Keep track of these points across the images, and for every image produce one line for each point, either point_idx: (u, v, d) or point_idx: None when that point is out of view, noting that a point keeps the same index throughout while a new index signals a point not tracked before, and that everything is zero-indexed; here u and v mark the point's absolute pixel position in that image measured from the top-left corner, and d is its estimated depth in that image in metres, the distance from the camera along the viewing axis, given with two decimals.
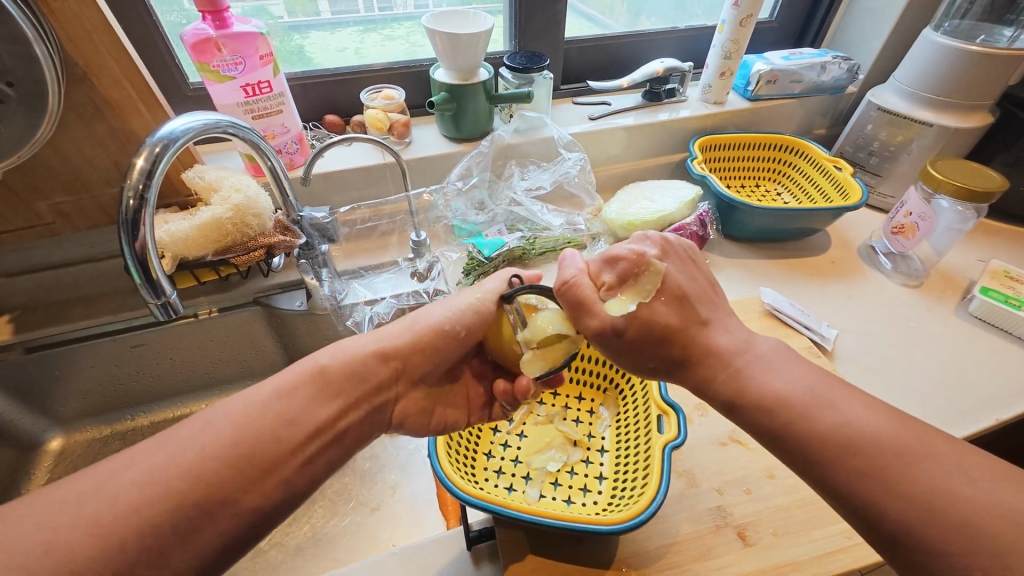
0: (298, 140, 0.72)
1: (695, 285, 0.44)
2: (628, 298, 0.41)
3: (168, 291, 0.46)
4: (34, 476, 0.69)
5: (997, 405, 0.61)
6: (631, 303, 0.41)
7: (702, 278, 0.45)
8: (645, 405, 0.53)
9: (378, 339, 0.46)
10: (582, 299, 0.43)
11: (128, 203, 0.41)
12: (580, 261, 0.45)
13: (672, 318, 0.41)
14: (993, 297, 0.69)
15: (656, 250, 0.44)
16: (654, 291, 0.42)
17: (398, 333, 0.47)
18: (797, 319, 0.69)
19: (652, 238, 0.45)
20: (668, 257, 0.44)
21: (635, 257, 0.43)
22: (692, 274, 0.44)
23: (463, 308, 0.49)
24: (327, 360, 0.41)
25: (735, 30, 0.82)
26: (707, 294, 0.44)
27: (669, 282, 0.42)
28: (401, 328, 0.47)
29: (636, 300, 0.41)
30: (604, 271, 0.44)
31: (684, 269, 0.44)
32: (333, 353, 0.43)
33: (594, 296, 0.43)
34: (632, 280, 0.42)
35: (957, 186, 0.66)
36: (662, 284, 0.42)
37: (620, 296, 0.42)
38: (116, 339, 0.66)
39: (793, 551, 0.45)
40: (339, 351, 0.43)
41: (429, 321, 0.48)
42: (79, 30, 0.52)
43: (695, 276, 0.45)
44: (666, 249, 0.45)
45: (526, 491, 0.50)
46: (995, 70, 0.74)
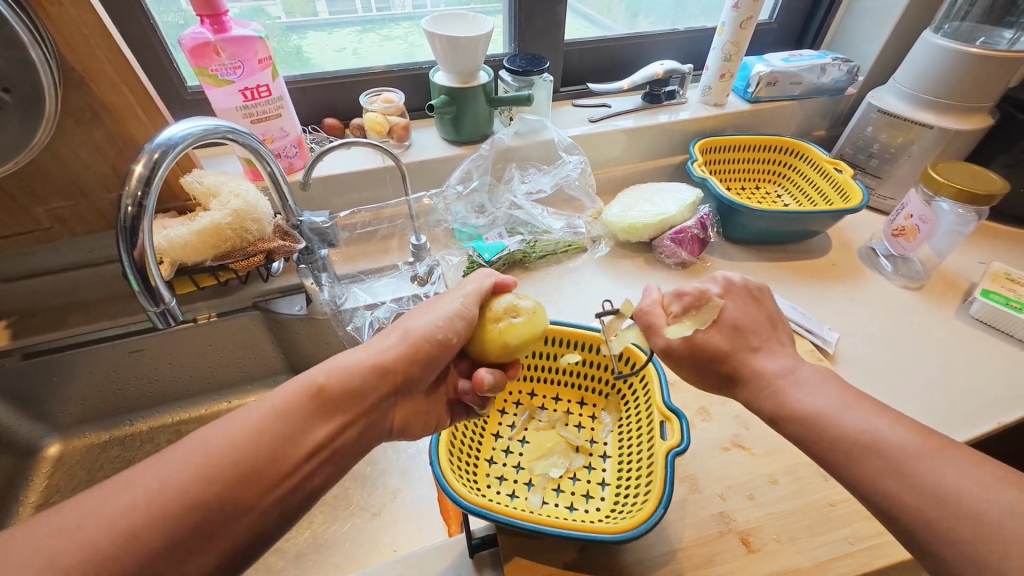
0: (297, 144, 0.71)
1: (756, 321, 0.44)
2: (687, 324, 0.44)
3: (167, 298, 0.46)
4: (32, 483, 0.68)
5: (999, 409, 0.61)
6: (688, 330, 0.44)
7: (762, 316, 0.45)
8: (647, 411, 0.53)
9: (368, 349, 0.45)
10: (650, 323, 0.46)
11: (126, 209, 0.40)
12: (655, 290, 0.48)
13: (723, 343, 0.43)
14: (995, 300, 0.69)
15: (721, 288, 0.46)
16: (712, 322, 0.44)
17: (389, 342, 0.46)
18: (798, 322, 0.69)
19: (721, 278, 0.47)
20: (730, 295, 0.45)
21: (700, 293, 0.46)
22: (754, 313, 0.45)
23: (455, 317, 0.48)
24: (323, 379, 0.40)
25: (735, 32, 0.82)
26: (765, 329, 0.44)
27: (726, 315, 0.44)
28: (395, 339, 0.46)
29: (693, 327, 0.44)
30: (673, 302, 0.46)
31: (746, 306, 0.45)
32: (328, 368, 0.42)
33: (657, 321, 0.46)
34: (694, 311, 0.45)
35: (957, 189, 0.66)
36: (719, 317, 0.44)
37: (681, 322, 0.45)
38: (115, 344, 0.66)
39: (796, 557, 0.45)
40: (332, 367, 0.42)
41: (419, 331, 0.46)
42: (76, 35, 0.51)
43: (756, 313, 0.45)
44: (731, 288, 0.46)
45: (528, 497, 0.50)
46: (994, 72, 0.74)
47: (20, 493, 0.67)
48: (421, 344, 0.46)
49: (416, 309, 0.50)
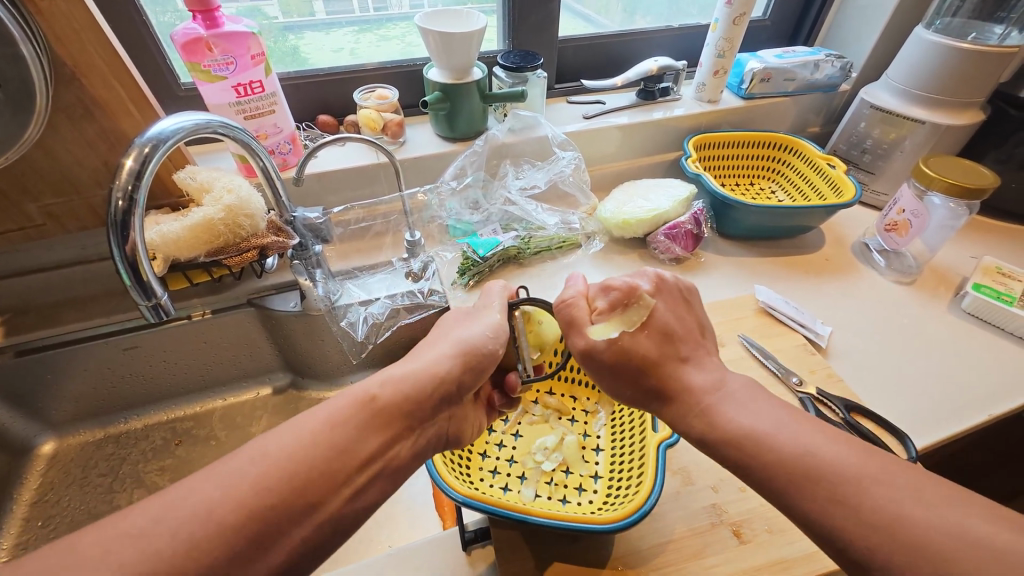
0: (291, 140, 0.71)
1: (682, 325, 0.45)
2: (614, 325, 0.44)
3: (159, 293, 0.46)
4: (26, 480, 0.68)
5: (990, 401, 0.61)
6: (614, 330, 0.44)
7: (691, 320, 0.46)
8: (640, 404, 0.53)
9: (415, 359, 0.44)
10: (574, 319, 0.45)
11: (117, 204, 0.40)
12: (581, 284, 0.49)
13: (652, 349, 0.43)
14: (986, 293, 0.70)
15: (651, 286, 0.46)
16: (640, 322, 0.43)
17: (435, 352, 0.45)
18: (792, 317, 0.69)
19: (649, 273, 0.47)
20: (659, 295, 0.46)
21: (628, 290, 0.45)
22: (683, 316, 0.46)
23: (498, 327, 0.47)
24: (378, 389, 0.40)
25: (729, 29, 0.82)
26: (693, 336, 0.45)
27: (656, 318, 0.44)
28: (442, 350, 0.44)
29: (620, 328, 0.43)
30: (599, 298, 0.46)
31: (673, 308, 0.46)
32: (380, 381, 0.41)
33: (586, 319, 0.45)
34: (620, 309, 0.45)
35: (949, 183, 0.66)
36: (649, 319, 0.43)
37: (607, 322, 0.45)
38: (107, 341, 0.66)
39: (787, 548, 0.45)
40: (383, 378, 0.41)
41: (467, 341, 0.45)
42: (67, 29, 0.51)
43: (684, 316, 0.46)
44: (660, 286, 0.46)
45: (521, 490, 0.50)
46: (985, 68, 0.74)
47: (14, 491, 0.66)
48: (473, 352, 0.45)
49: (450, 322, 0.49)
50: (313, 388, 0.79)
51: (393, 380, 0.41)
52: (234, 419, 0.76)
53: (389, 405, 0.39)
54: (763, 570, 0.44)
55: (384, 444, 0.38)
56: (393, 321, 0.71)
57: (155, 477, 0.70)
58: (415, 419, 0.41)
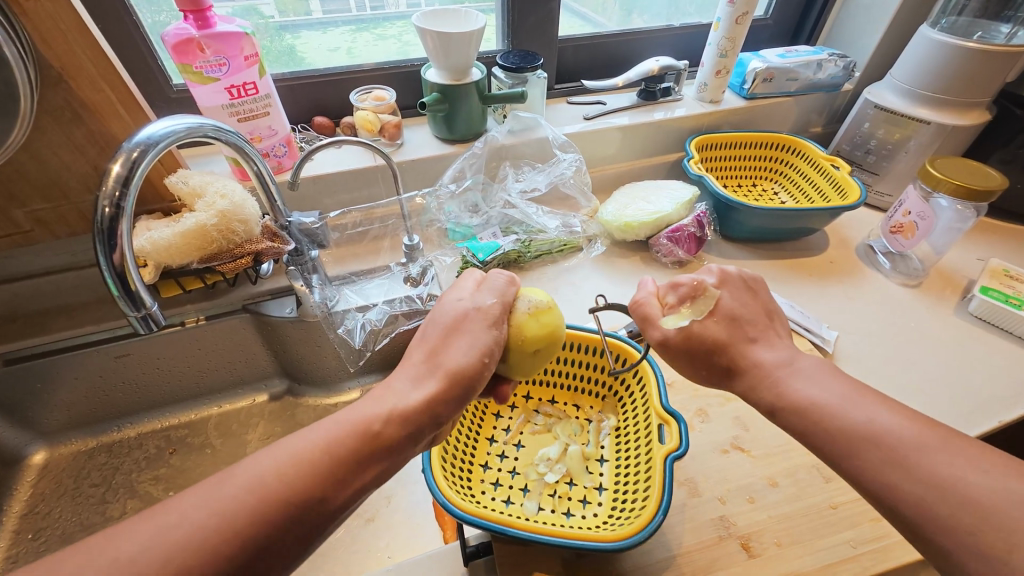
0: (286, 143, 0.70)
1: (749, 311, 0.44)
2: (683, 314, 0.44)
3: (149, 303, 0.44)
4: (16, 491, 0.66)
5: (1000, 407, 0.60)
6: (684, 319, 0.44)
7: (758, 307, 0.44)
8: (645, 414, 0.51)
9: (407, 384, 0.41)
10: (644, 314, 0.46)
11: (103, 211, 0.39)
12: (650, 284, 0.48)
13: (722, 333, 0.42)
14: (994, 297, 0.69)
15: (717, 279, 0.45)
16: (710, 312, 0.44)
17: (429, 375, 0.41)
18: (797, 321, 0.68)
19: (715, 269, 0.46)
20: (726, 286, 0.45)
21: (695, 284, 0.45)
22: (748, 302, 0.44)
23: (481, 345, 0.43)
24: (380, 423, 0.37)
25: (731, 28, 0.81)
26: (761, 319, 0.44)
27: (723, 305, 0.43)
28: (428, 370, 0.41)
29: (691, 317, 0.44)
30: (669, 293, 0.46)
31: (742, 298, 0.44)
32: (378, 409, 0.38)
33: (657, 313, 0.45)
34: (691, 301, 0.45)
35: (956, 184, 0.65)
36: (717, 307, 0.43)
37: (678, 312, 0.45)
38: (99, 349, 0.64)
39: (798, 562, 0.44)
40: (376, 405, 0.39)
41: (456, 364, 0.41)
42: (53, 30, 0.50)
43: (751, 303, 0.44)
44: (726, 278, 0.45)
45: (523, 504, 0.49)
46: (991, 67, 0.73)
47: (3, 501, 0.65)
48: (458, 377, 0.41)
49: (435, 334, 0.44)
50: (310, 395, 0.78)
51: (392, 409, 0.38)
52: (229, 427, 0.75)
53: (391, 440, 0.37)
54: None
55: (374, 477, 0.37)
56: (391, 327, 0.70)
57: (148, 486, 0.69)
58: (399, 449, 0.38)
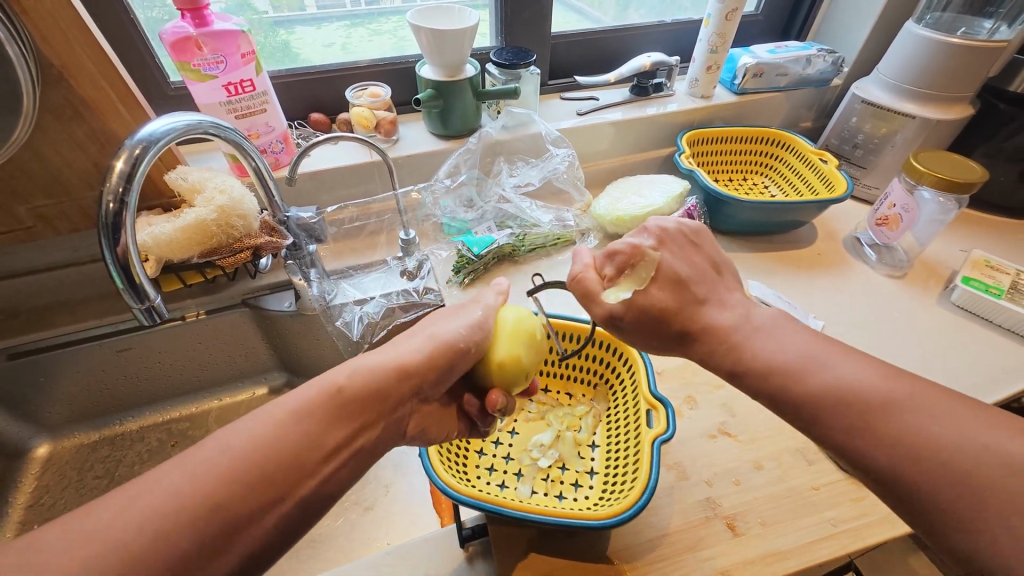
0: (283, 139, 0.71)
1: (693, 269, 0.44)
2: (625, 286, 0.44)
3: (152, 295, 0.46)
4: (21, 483, 0.68)
5: (978, 392, 0.62)
6: (625, 292, 0.44)
7: (701, 261, 0.45)
8: (634, 400, 0.53)
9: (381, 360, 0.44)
10: (589, 290, 0.46)
11: (108, 206, 0.40)
12: (586, 256, 0.48)
13: (668, 300, 0.43)
14: (975, 287, 0.71)
15: (654, 240, 0.45)
16: (650, 279, 0.44)
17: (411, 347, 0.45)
18: (784, 311, 0.70)
19: (651, 227, 0.46)
20: (664, 246, 0.45)
21: (632, 249, 0.45)
22: (692, 258, 0.45)
23: (476, 327, 0.48)
24: (343, 379, 0.40)
25: (721, 24, 0.82)
26: (706, 275, 0.44)
27: (665, 268, 0.44)
28: (418, 341, 0.46)
29: (632, 288, 0.44)
30: (606, 264, 0.46)
31: (683, 255, 0.45)
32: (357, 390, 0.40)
33: (597, 287, 0.46)
34: (629, 271, 0.45)
35: (938, 177, 0.67)
36: (659, 271, 0.43)
37: (616, 285, 0.45)
38: (101, 344, 0.65)
39: (781, 540, 0.46)
40: (354, 368, 0.42)
41: (445, 336, 0.46)
42: (53, 29, 0.51)
43: (696, 259, 0.45)
44: (665, 237, 0.46)
45: (517, 487, 0.51)
46: (974, 62, 0.75)
47: (9, 493, 0.66)
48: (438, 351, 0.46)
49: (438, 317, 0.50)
50: None
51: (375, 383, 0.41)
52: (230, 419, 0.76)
53: (355, 395, 0.40)
54: (756, 561, 0.45)
55: None
56: (389, 320, 0.71)
57: None
58: (383, 411, 0.42)
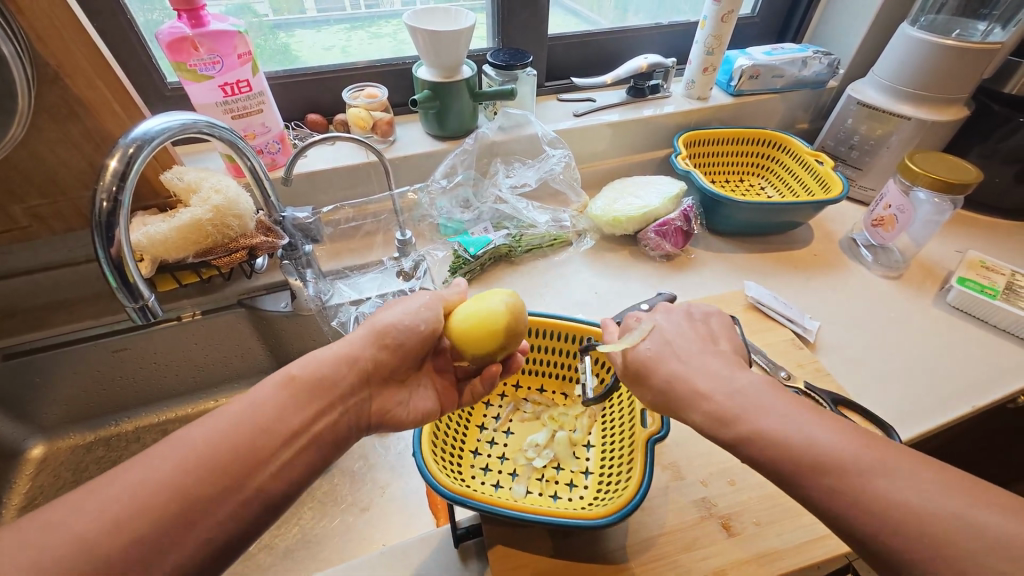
0: (279, 140, 0.71)
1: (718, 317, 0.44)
2: (663, 315, 0.44)
3: (146, 294, 0.46)
4: (15, 484, 0.67)
5: (974, 393, 0.62)
6: (664, 320, 0.44)
7: (737, 318, 0.43)
8: (629, 400, 0.53)
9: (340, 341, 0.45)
10: (620, 312, 0.45)
11: (101, 205, 0.40)
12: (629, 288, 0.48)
13: (698, 338, 0.42)
14: (970, 287, 0.71)
15: (694, 292, 0.46)
16: (686, 317, 0.43)
17: (359, 335, 0.46)
18: (780, 311, 0.70)
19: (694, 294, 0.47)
20: (701, 300, 0.46)
21: (673, 294, 0.46)
22: (723, 318, 0.45)
23: (422, 307, 0.49)
24: (297, 369, 0.41)
25: (717, 26, 0.82)
26: (733, 334, 0.44)
27: (698, 315, 0.44)
28: (364, 329, 0.46)
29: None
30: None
31: (714, 310, 0.45)
32: (300, 361, 0.42)
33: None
34: (667, 307, 0.45)
35: (932, 178, 0.67)
36: (694, 315, 0.43)
37: (655, 315, 0.45)
38: (97, 343, 0.65)
39: (775, 540, 0.46)
40: (306, 360, 0.42)
41: (384, 320, 0.47)
42: (49, 29, 0.51)
43: (722, 319, 0.45)
44: (704, 298, 0.46)
45: (512, 487, 0.51)
46: (969, 64, 0.75)
47: (3, 495, 0.66)
48: (385, 330, 0.46)
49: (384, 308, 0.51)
50: None
51: (322, 359, 0.42)
52: None
53: (313, 383, 0.40)
54: (752, 562, 0.45)
55: None
56: None
57: None
58: (337, 394, 0.41)
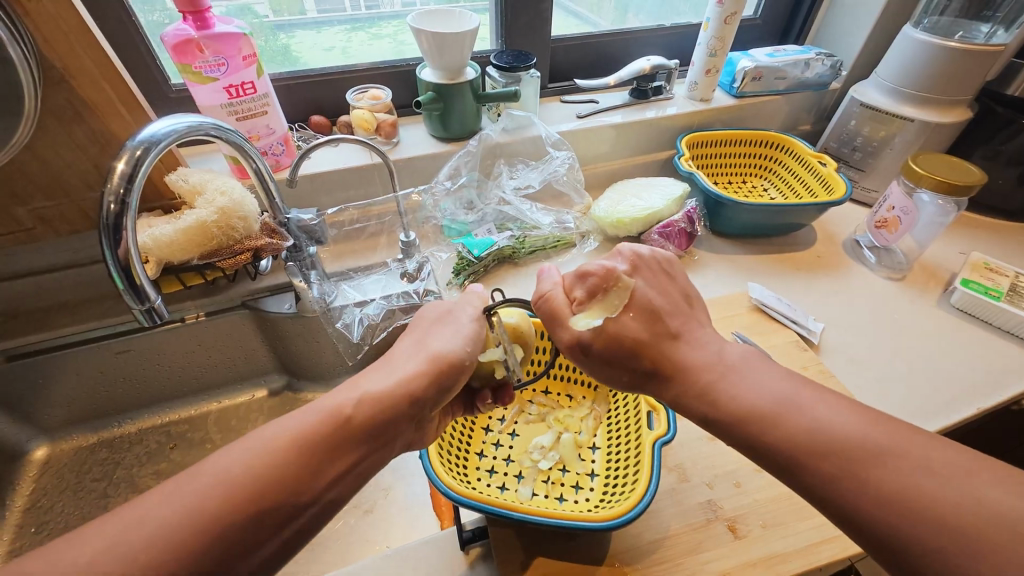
0: (284, 142, 0.71)
1: (668, 301, 0.43)
2: (596, 312, 0.43)
3: (153, 297, 0.46)
4: (18, 486, 0.67)
5: (979, 395, 0.62)
6: (597, 318, 0.42)
7: (675, 293, 0.44)
8: (635, 403, 0.53)
9: (391, 374, 0.42)
10: (553, 312, 0.44)
11: (109, 207, 0.40)
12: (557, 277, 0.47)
13: (641, 331, 0.41)
14: (974, 289, 0.71)
15: (627, 266, 0.45)
16: (622, 306, 0.42)
17: (411, 362, 0.43)
18: (784, 313, 0.70)
19: (625, 253, 0.46)
20: (637, 273, 0.45)
21: (605, 272, 0.44)
22: (666, 289, 0.44)
23: (472, 338, 0.46)
24: (352, 407, 0.38)
25: (720, 28, 0.82)
26: (680, 307, 0.44)
27: (638, 297, 0.42)
28: (417, 360, 0.43)
29: (603, 315, 0.42)
30: (576, 287, 0.44)
31: (656, 284, 0.44)
32: (354, 397, 0.39)
33: (565, 310, 0.44)
34: (601, 295, 0.43)
35: (936, 180, 0.67)
36: (632, 300, 0.42)
37: (588, 310, 0.43)
38: (102, 345, 0.65)
39: (781, 543, 0.46)
40: (363, 397, 0.39)
41: (440, 350, 0.43)
42: (55, 31, 0.51)
43: (668, 289, 0.44)
44: (638, 263, 0.45)
45: (518, 489, 0.50)
46: (972, 66, 0.75)
47: (6, 496, 0.66)
48: (441, 367, 0.42)
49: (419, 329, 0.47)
50: (309, 390, 0.79)
51: (370, 399, 0.39)
52: (229, 422, 0.76)
53: (368, 429, 0.38)
54: (758, 564, 0.45)
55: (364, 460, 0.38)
56: (388, 322, 0.71)
57: (150, 480, 0.70)
58: (391, 437, 0.40)
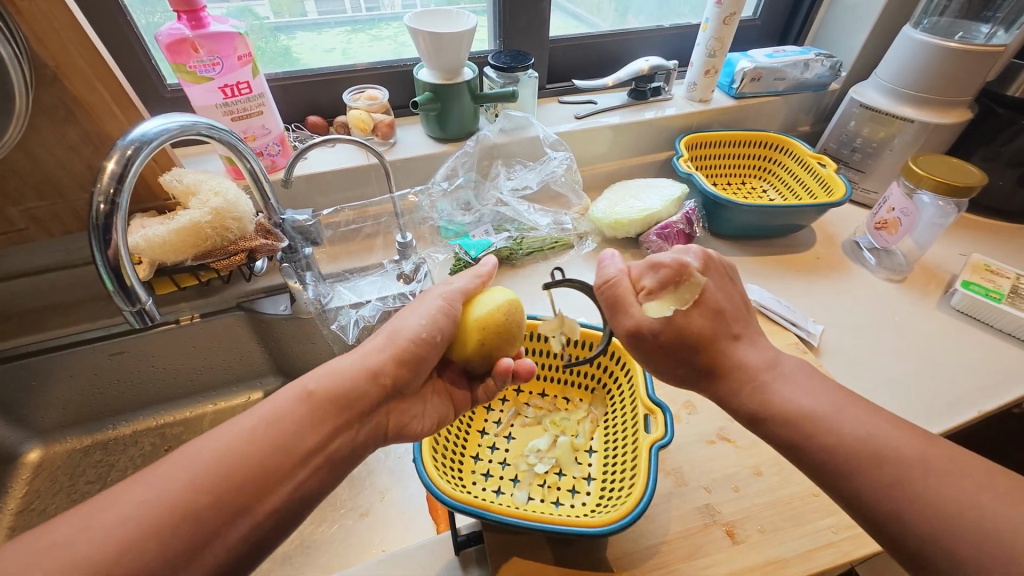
0: (279, 142, 0.71)
1: (732, 304, 0.44)
2: (667, 303, 0.42)
3: (143, 298, 0.45)
4: (11, 489, 0.66)
5: (980, 398, 0.61)
6: (669, 309, 0.41)
7: (738, 297, 0.45)
8: (632, 405, 0.53)
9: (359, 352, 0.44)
10: (619, 296, 0.44)
11: (98, 207, 0.40)
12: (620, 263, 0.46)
13: (706, 326, 0.41)
14: (975, 291, 0.70)
15: (699, 262, 0.44)
16: (692, 301, 0.42)
17: (375, 343, 0.45)
18: (784, 316, 0.69)
19: (694, 250, 0.45)
20: (707, 270, 0.44)
21: (678, 265, 0.43)
22: (731, 292, 0.44)
23: (437, 314, 0.46)
24: (313, 383, 0.41)
25: (719, 28, 0.82)
26: (743, 314, 0.44)
27: (708, 296, 0.42)
28: (380, 340, 0.45)
29: (673, 307, 0.42)
30: (645, 275, 0.44)
31: (722, 286, 0.44)
32: (318, 373, 0.42)
33: (631, 298, 0.44)
34: (672, 286, 0.43)
35: (936, 181, 0.66)
36: (702, 297, 0.42)
37: (659, 299, 0.42)
38: (95, 346, 0.65)
39: (780, 548, 0.45)
40: (323, 372, 0.42)
41: (399, 332, 0.45)
42: (48, 30, 0.50)
43: (733, 294, 0.44)
44: (708, 263, 0.45)
45: (514, 493, 0.50)
46: (972, 67, 0.75)
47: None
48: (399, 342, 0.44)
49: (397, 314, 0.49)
50: None
51: (329, 375, 0.42)
52: None
53: (329, 398, 0.40)
54: (757, 570, 0.44)
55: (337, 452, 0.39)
56: (384, 324, 0.70)
57: None
58: (353, 412, 0.41)
